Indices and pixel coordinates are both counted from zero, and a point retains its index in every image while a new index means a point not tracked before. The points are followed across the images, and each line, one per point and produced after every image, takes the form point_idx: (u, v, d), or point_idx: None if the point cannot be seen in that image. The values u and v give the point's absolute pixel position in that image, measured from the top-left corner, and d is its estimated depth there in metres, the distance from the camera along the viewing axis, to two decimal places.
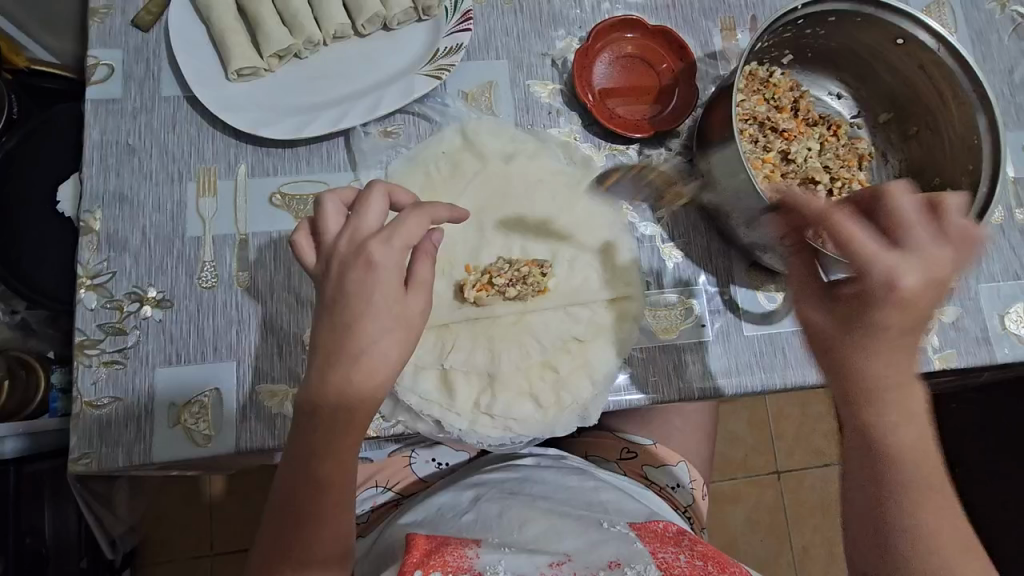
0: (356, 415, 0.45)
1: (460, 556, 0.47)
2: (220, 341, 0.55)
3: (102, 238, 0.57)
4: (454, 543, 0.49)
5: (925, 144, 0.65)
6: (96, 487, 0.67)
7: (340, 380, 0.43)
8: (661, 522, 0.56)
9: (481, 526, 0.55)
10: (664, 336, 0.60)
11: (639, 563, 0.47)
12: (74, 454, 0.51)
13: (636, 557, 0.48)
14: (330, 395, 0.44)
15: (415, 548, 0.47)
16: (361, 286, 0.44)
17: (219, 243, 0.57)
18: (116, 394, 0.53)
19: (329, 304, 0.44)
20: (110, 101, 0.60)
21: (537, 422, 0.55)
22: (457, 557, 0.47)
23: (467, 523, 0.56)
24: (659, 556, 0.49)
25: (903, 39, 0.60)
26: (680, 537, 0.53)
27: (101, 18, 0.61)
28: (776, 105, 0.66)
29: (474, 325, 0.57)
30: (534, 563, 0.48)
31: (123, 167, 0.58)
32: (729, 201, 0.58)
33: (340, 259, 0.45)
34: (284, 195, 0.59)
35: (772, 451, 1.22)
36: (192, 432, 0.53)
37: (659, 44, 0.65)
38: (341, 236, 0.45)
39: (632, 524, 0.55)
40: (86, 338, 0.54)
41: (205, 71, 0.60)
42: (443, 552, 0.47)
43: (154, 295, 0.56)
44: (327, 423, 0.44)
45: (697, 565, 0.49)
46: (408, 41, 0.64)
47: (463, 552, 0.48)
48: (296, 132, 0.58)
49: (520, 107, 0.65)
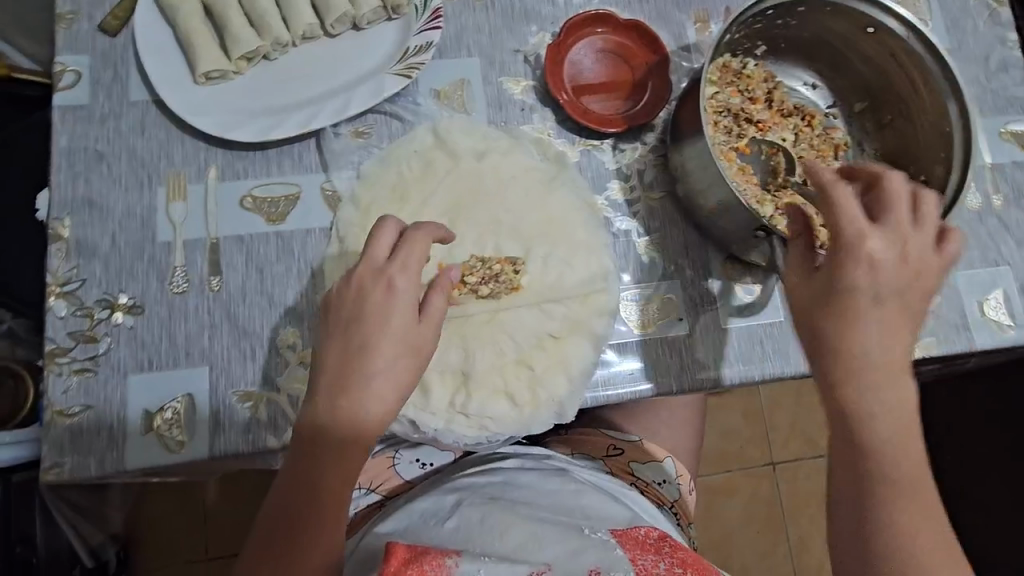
0: (363, 428, 0.45)
1: (440, 565, 0.45)
2: (193, 346, 0.55)
3: (73, 245, 0.56)
4: (434, 551, 0.46)
5: (900, 133, 0.65)
6: (78, 496, 0.66)
7: (351, 395, 0.44)
8: (643, 529, 0.56)
9: (464, 531, 0.54)
10: (642, 331, 0.61)
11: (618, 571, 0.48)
12: (45, 463, 0.51)
13: (615, 566, 0.48)
14: (344, 415, 0.44)
15: (394, 557, 0.45)
16: (378, 308, 0.45)
17: (189, 248, 0.57)
18: (87, 402, 0.52)
19: (345, 323, 0.45)
20: (78, 107, 0.59)
21: (513, 421, 0.55)
22: (436, 568, 0.45)
23: (449, 530, 0.55)
24: (638, 565, 0.49)
25: (873, 28, 0.60)
26: (662, 542, 0.54)
27: (67, 24, 0.61)
28: (749, 97, 0.66)
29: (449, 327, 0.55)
30: (516, 571, 0.47)
31: (91, 173, 0.58)
32: (702, 193, 0.59)
33: (360, 281, 0.46)
34: (255, 198, 0.59)
35: (765, 443, 1.22)
36: (166, 439, 0.52)
37: (631, 38, 0.65)
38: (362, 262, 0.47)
39: (613, 531, 0.55)
40: (57, 346, 0.54)
41: (173, 75, 0.59)
42: (423, 561, 0.45)
43: (125, 301, 0.55)
44: (339, 435, 0.44)
45: (676, 573, 0.49)
46: (378, 40, 0.63)
47: (442, 561, 0.46)
48: (265, 133, 0.58)
49: (493, 104, 0.64)
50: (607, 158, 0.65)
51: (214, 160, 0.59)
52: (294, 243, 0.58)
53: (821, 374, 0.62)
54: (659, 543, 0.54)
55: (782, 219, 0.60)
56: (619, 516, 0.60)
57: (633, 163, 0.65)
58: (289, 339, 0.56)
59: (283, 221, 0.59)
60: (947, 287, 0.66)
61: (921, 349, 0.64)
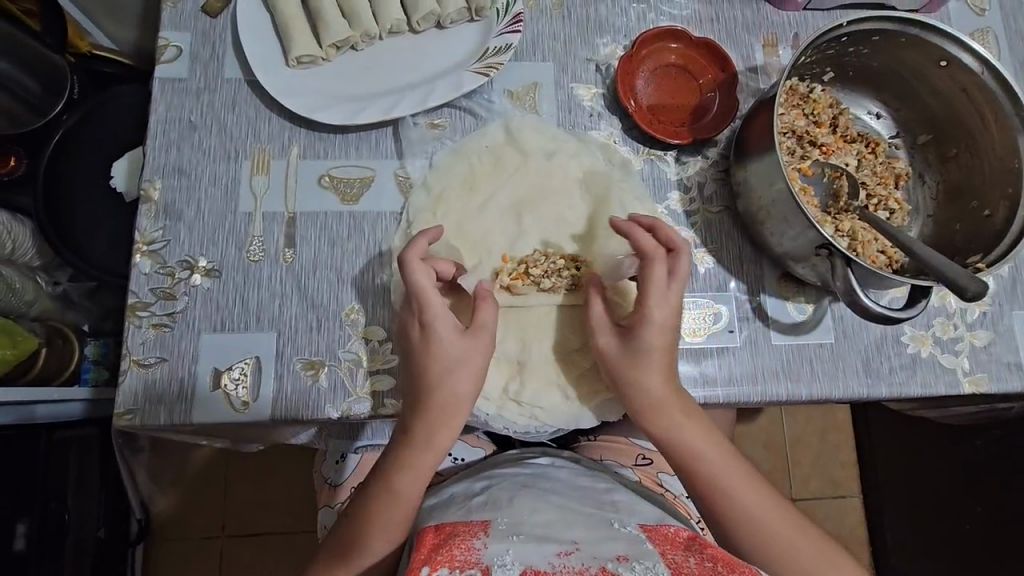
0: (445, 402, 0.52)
1: (468, 548, 0.46)
2: (264, 312, 0.58)
3: (161, 207, 0.60)
4: (463, 534, 0.48)
5: (964, 167, 0.65)
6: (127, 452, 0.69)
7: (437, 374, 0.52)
8: (673, 526, 0.54)
9: (491, 507, 0.53)
10: (692, 339, 0.62)
11: (646, 560, 0.45)
12: (119, 409, 0.54)
13: (644, 555, 0.46)
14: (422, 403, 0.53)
15: (423, 546, 0.47)
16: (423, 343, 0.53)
17: (268, 220, 0.60)
18: (161, 355, 0.56)
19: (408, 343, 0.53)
20: (176, 80, 0.63)
21: (564, 411, 0.58)
22: (464, 551, 0.46)
23: (477, 504, 0.54)
24: (667, 558, 0.47)
25: (946, 61, 0.61)
26: (692, 541, 0.50)
27: (174, 3, 0.65)
28: (815, 121, 0.67)
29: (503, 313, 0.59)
30: (543, 553, 0.45)
31: (183, 142, 0.61)
32: (765, 208, 0.60)
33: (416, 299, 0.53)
34: (333, 177, 0.62)
35: (787, 478, 1.18)
36: (232, 397, 0.55)
37: (702, 55, 0.67)
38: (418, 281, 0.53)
39: (642, 525, 0.53)
40: (138, 300, 0.57)
41: (268, 57, 0.63)
42: (451, 544, 0.47)
43: (204, 264, 0.58)
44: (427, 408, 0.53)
45: (707, 568, 0.45)
46: (459, 40, 0.66)
47: (471, 544, 0.46)
48: (350, 118, 0.62)
49: (563, 109, 0.67)
50: (669, 169, 0.66)
51: (297, 140, 0.63)
52: (366, 224, 0.61)
53: (868, 398, 0.62)
54: (689, 541, 0.50)
55: (842, 240, 0.62)
56: (650, 513, 0.57)
57: (694, 175, 0.66)
58: (353, 314, 0.59)
59: (356, 202, 0.61)
60: (1001, 325, 0.65)
61: (972, 384, 0.63)
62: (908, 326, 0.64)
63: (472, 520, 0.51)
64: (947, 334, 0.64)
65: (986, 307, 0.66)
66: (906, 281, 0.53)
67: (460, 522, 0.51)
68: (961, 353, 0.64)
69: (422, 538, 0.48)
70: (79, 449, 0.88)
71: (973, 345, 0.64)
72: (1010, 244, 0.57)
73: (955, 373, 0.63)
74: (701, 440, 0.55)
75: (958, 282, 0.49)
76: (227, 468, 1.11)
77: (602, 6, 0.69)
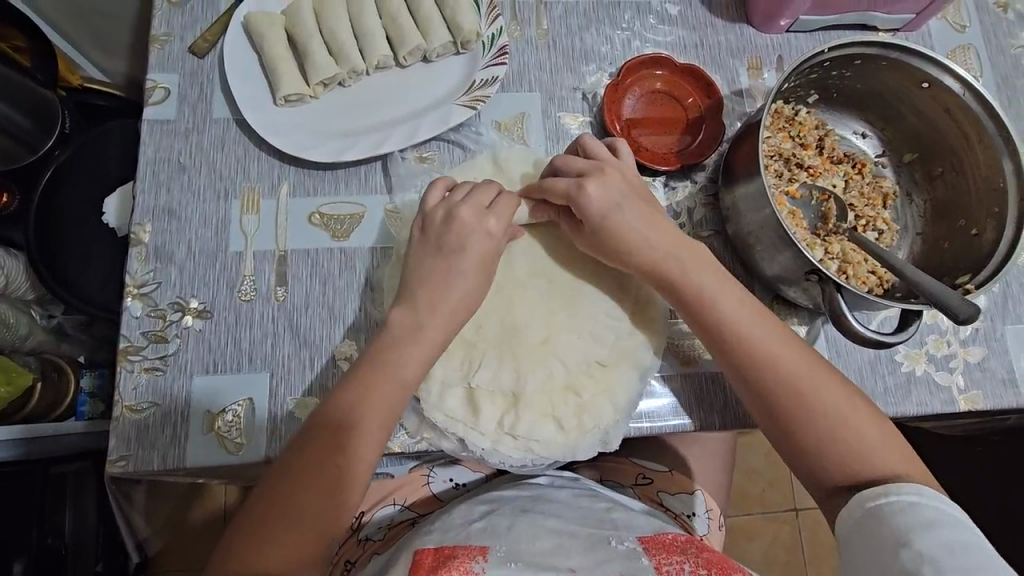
0: None
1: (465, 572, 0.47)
2: (256, 352, 0.58)
3: (151, 250, 0.60)
4: (461, 557, 0.48)
5: (949, 186, 0.66)
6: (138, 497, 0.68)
7: None
8: (670, 534, 0.54)
9: (490, 534, 0.52)
10: (686, 366, 0.62)
11: None
12: (112, 455, 0.54)
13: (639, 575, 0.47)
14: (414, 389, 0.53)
15: (421, 568, 0.48)
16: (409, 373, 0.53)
17: (259, 258, 0.60)
18: (155, 399, 0.56)
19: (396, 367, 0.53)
20: (164, 121, 0.63)
21: (559, 444, 0.57)
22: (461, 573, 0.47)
23: (475, 528, 0.53)
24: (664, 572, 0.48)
25: (928, 83, 0.61)
26: (690, 547, 0.52)
27: (161, 45, 0.65)
28: (801, 143, 0.68)
29: (489, 308, 0.60)
30: None
31: (173, 183, 0.62)
32: (752, 232, 0.60)
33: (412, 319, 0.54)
34: (323, 215, 0.62)
35: (790, 485, 1.19)
36: (225, 440, 0.55)
37: (686, 81, 0.68)
38: (427, 301, 0.54)
39: (640, 538, 0.53)
40: (131, 344, 0.57)
41: (257, 97, 0.64)
42: (450, 566, 0.48)
43: (196, 306, 0.58)
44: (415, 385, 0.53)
45: None
46: (445, 74, 0.67)
47: (468, 566, 0.47)
48: (336, 156, 0.62)
49: (551, 137, 0.67)
50: (659, 195, 0.66)
51: (286, 177, 0.63)
52: (357, 259, 0.61)
53: None
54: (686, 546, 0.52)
55: (832, 263, 0.63)
56: (649, 526, 0.57)
57: (683, 201, 0.66)
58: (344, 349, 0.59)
59: (347, 238, 0.62)
60: (995, 340, 0.66)
61: (967, 401, 0.63)
62: (901, 345, 0.64)
63: (471, 544, 0.51)
64: (940, 351, 0.64)
65: (978, 324, 0.66)
66: (898, 303, 0.53)
67: (460, 543, 0.51)
68: (955, 369, 0.64)
69: (421, 561, 0.49)
70: (75, 484, 0.84)
71: (966, 360, 0.64)
72: (996, 266, 0.57)
73: (949, 390, 0.63)
74: (772, 355, 0.54)
75: (949, 304, 0.49)
76: (229, 494, 1.10)
77: (586, 36, 0.70)
